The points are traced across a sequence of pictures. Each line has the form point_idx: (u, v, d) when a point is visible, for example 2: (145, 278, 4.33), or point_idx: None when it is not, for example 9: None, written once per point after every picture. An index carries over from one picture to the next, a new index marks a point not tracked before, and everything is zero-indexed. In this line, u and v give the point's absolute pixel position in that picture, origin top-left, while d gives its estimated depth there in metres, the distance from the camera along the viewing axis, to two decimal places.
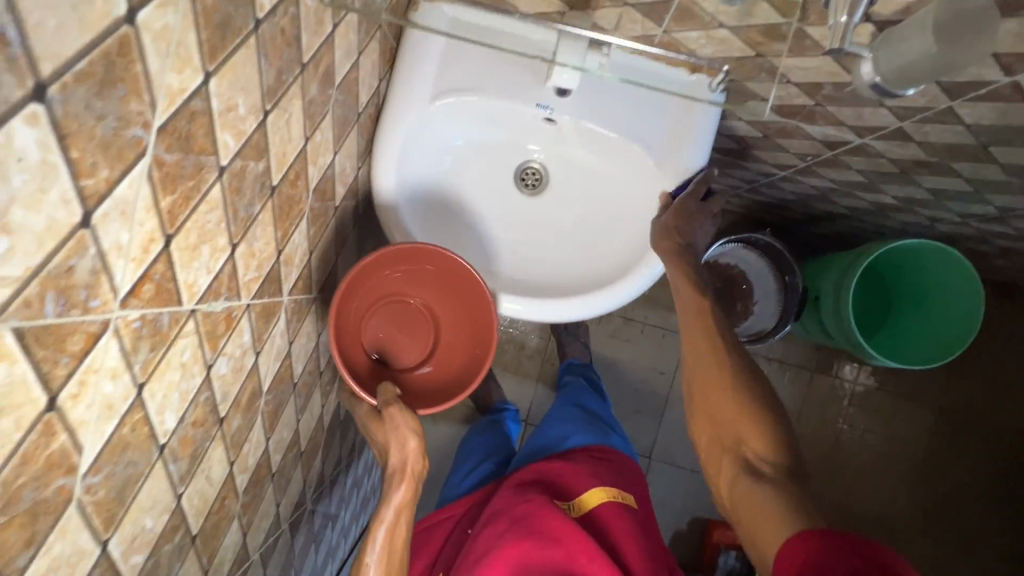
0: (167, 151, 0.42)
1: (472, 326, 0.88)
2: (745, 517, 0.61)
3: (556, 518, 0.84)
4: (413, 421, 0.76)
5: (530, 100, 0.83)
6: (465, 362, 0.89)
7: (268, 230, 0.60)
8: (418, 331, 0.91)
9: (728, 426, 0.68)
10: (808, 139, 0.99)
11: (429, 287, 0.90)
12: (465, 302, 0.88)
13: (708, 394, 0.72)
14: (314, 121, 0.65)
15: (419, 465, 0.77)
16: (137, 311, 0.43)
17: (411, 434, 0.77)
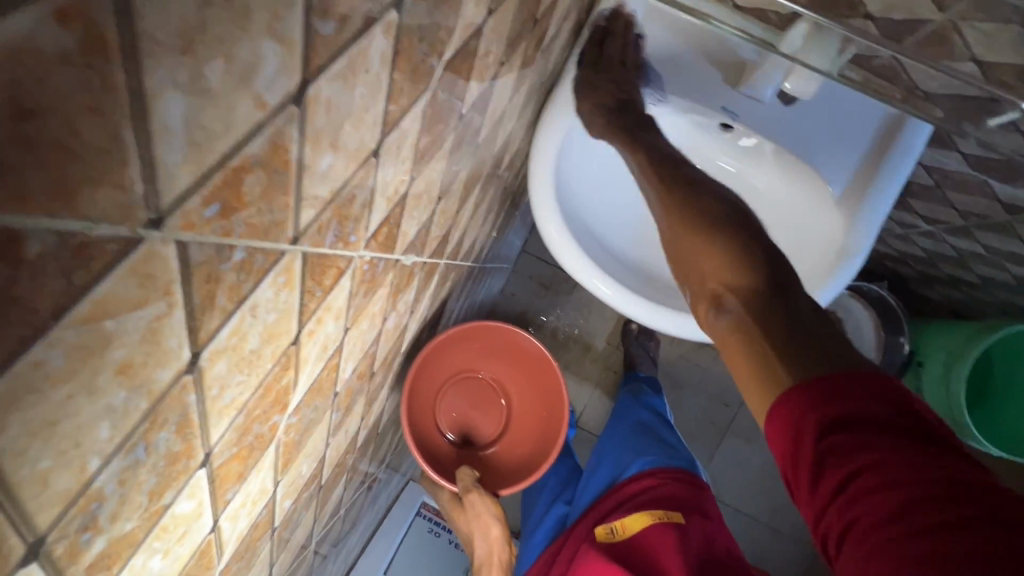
0: (442, 89, 0.38)
1: (540, 398, 1.06)
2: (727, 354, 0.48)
3: (595, 563, 0.91)
4: (494, 508, 0.93)
5: (717, 103, 0.77)
6: (535, 431, 1.06)
7: (459, 188, 0.57)
8: (489, 406, 1.07)
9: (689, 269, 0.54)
10: (987, 197, 0.91)
11: (499, 364, 1.08)
12: (533, 376, 1.07)
13: (681, 246, 0.55)
14: (519, 82, 0.61)
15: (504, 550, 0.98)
16: (370, 254, 0.40)
17: (492, 519, 0.94)
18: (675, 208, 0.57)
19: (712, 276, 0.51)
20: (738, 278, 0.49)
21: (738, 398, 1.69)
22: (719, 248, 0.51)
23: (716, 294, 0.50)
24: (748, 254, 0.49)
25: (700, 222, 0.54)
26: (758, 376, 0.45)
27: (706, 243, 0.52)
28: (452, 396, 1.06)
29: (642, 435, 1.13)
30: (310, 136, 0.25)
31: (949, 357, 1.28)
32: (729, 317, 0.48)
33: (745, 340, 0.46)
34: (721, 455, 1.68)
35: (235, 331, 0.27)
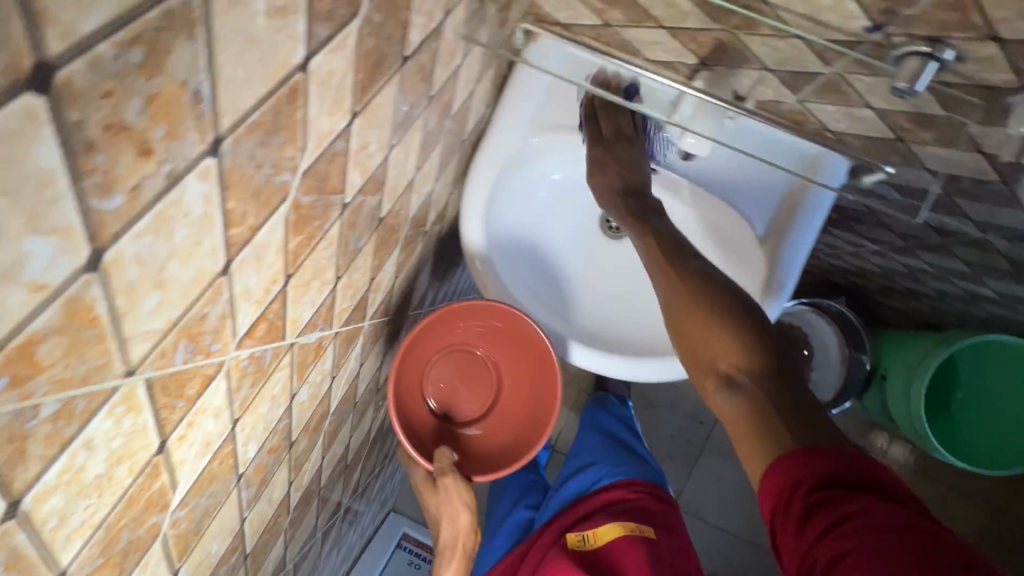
0: (305, 193, 0.40)
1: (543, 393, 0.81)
2: (741, 440, 0.51)
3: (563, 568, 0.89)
4: (466, 493, 0.73)
5: (637, 147, 0.81)
6: (530, 425, 0.81)
7: (367, 260, 0.58)
8: (480, 384, 0.84)
9: (696, 346, 0.58)
10: (918, 223, 0.93)
11: (497, 340, 0.84)
12: (533, 362, 0.82)
13: (683, 320, 0.59)
14: (427, 151, 0.63)
15: (470, 541, 0.77)
16: (248, 351, 0.42)
17: (462, 507, 0.73)
18: (697, 294, 0.59)
19: (721, 354, 0.55)
20: (734, 358, 0.54)
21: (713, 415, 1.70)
22: (727, 320, 0.56)
23: (723, 368, 0.55)
24: (751, 334, 0.55)
25: (701, 296, 0.59)
26: (761, 444, 0.49)
27: (710, 310, 0.58)
28: (441, 367, 0.83)
29: (615, 450, 1.15)
30: (121, 289, 0.27)
31: (908, 370, 1.28)
32: (735, 391, 0.53)
33: (748, 411, 0.51)
34: (699, 473, 1.69)
35: (66, 468, 0.28)
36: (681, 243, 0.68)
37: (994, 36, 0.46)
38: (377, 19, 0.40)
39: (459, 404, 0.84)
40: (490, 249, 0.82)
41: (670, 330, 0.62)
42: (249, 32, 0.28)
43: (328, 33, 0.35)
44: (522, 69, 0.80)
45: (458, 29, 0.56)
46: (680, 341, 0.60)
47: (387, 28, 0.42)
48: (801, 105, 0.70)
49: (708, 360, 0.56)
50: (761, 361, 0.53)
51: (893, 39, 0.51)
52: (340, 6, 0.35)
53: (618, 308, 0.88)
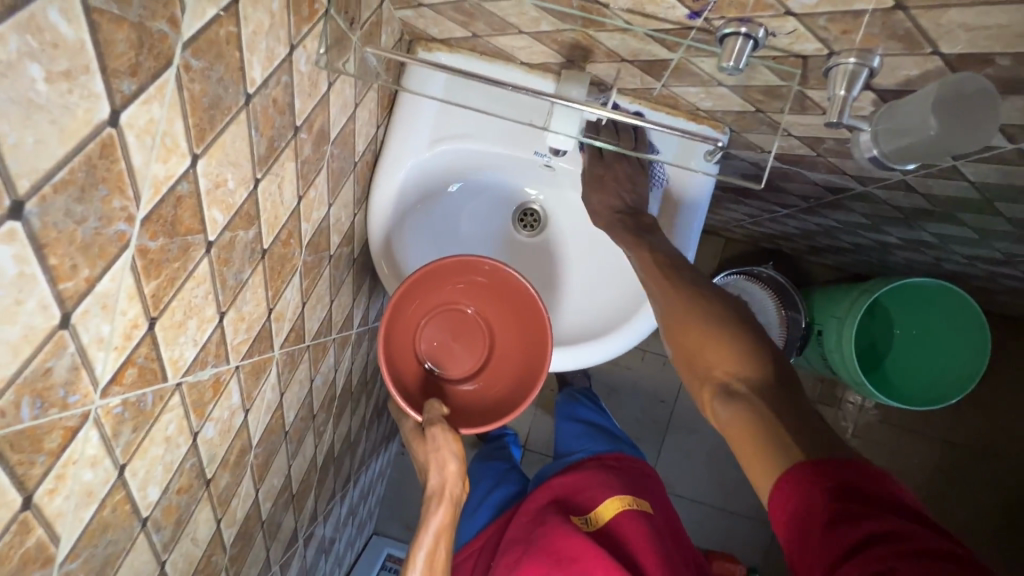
0: (152, 239, 0.42)
1: (527, 339, 0.87)
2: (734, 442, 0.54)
3: (571, 538, 0.89)
4: (456, 444, 0.77)
5: (528, 147, 0.84)
6: (520, 371, 0.88)
7: (258, 292, 0.60)
8: (472, 340, 0.91)
9: (697, 357, 0.62)
10: (810, 184, 0.98)
11: (482, 296, 0.90)
12: (516, 312, 0.88)
13: (690, 336, 0.63)
14: (309, 178, 0.65)
15: (457, 488, 0.78)
16: (119, 397, 0.43)
17: (452, 457, 0.76)
18: (698, 312, 0.64)
19: (720, 366, 0.59)
20: (734, 370, 0.58)
21: (673, 392, 1.74)
22: (717, 330, 0.61)
23: (721, 376, 0.58)
24: (746, 345, 0.59)
25: (702, 313, 0.63)
26: (760, 450, 0.51)
27: (703, 325, 0.62)
28: (433, 329, 0.90)
29: (599, 436, 1.23)
30: None
31: (838, 322, 1.34)
32: (734, 398, 0.56)
33: (748, 417, 0.53)
34: (668, 450, 1.74)
35: None
36: (678, 265, 0.73)
37: (791, 12, 0.50)
38: (198, 66, 0.42)
39: (455, 360, 0.91)
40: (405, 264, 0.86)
41: (673, 346, 0.66)
42: (28, 98, 0.30)
43: (136, 86, 0.36)
44: (402, 94, 0.81)
45: (315, 60, 0.59)
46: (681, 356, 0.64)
47: (215, 71, 0.44)
48: (668, 90, 0.74)
49: (707, 371, 0.60)
50: (760, 372, 0.57)
51: (714, 22, 0.55)
52: (144, 58, 0.36)
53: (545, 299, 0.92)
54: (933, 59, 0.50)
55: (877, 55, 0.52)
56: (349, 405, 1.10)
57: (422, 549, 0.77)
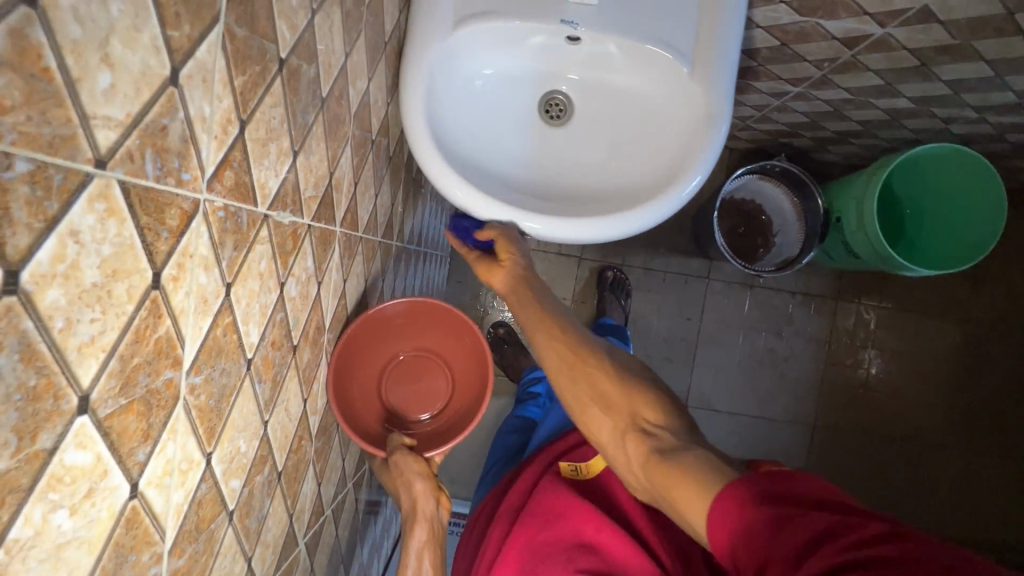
0: (237, 24, 0.40)
1: (472, 346, 0.87)
2: (661, 485, 0.61)
3: (559, 497, 0.81)
4: (418, 465, 0.77)
5: (555, 17, 0.80)
6: (482, 375, 0.87)
7: (321, 146, 0.58)
8: (429, 378, 0.90)
9: (621, 406, 0.71)
10: (826, 40, 0.98)
11: (426, 333, 0.90)
12: (453, 328, 0.89)
13: (601, 387, 0.73)
14: (352, 37, 0.63)
15: (430, 505, 0.78)
16: (221, 199, 0.41)
17: (417, 477, 0.77)
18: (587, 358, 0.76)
19: (640, 413, 0.69)
20: (643, 416, 0.69)
21: (698, 309, 1.74)
22: (626, 390, 0.72)
23: (643, 425, 0.68)
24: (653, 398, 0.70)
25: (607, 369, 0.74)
26: (681, 474, 0.58)
27: (616, 383, 0.73)
28: (390, 387, 0.89)
29: None
30: (67, 48, 0.26)
31: (857, 203, 1.34)
32: (660, 450, 0.63)
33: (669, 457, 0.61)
34: (700, 368, 1.75)
35: (60, 257, 0.27)
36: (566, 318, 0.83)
37: None
38: None
39: (427, 396, 0.90)
40: (417, 131, 0.80)
41: (582, 398, 0.75)
42: None
43: None
44: None
45: None
46: (593, 417, 0.73)
47: None
48: None
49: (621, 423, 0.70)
50: (672, 418, 0.68)
51: None
52: None
53: (571, 186, 0.88)
54: None
55: None
56: None
57: (407, 569, 0.78)
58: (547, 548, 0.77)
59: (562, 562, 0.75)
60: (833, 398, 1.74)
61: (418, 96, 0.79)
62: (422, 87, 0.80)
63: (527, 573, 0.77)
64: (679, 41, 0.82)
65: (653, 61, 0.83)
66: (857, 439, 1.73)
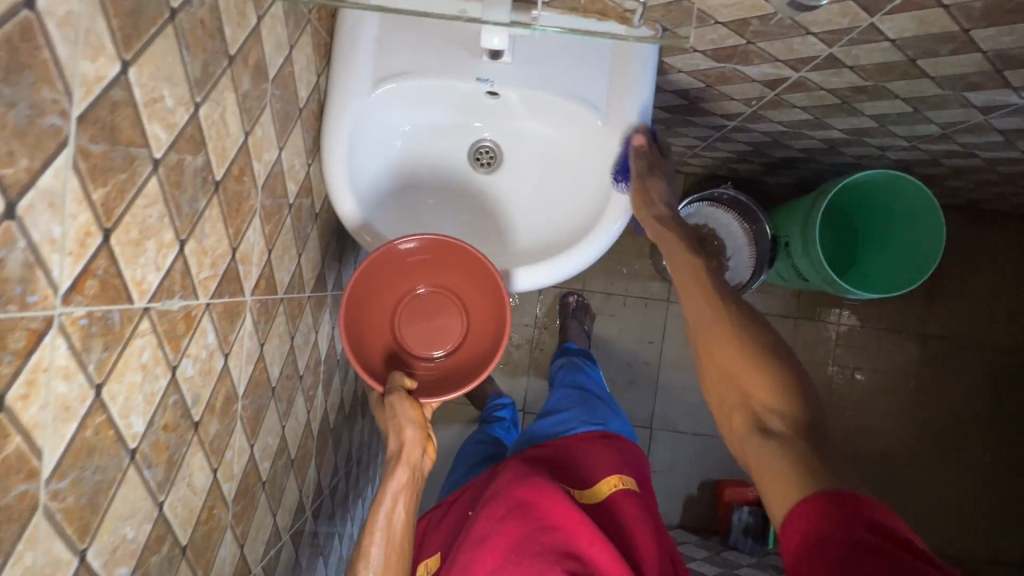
0: (92, 141, 0.41)
1: (486, 297, 0.90)
2: (756, 466, 0.64)
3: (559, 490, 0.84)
4: (412, 412, 0.81)
5: (469, 74, 0.83)
6: (495, 325, 0.90)
7: (217, 226, 0.59)
8: (444, 315, 0.94)
9: (738, 381, 0.71)
10: (747, 82, 1.01)
11: (442, 272, 0.93)
12: (467, 272, 0.90)
13: (722, 358, 0.73)
14: (252, 115, 0.65)
15: (418, 457, 0.82)
16: (83, 308, 0.42)
17: (410, 424, 0.81)
18: (711, 326, 0.75)
19: (757, 395, 0.69)
20: (762, 400, 0.69)
21: (658, 332, 1.76)
22: (747, 363, 0.71)
23: (756, 407, 0.69)
24: (775, 373, 0.69)
25: (735, 340, 0.73)
26: (785, 477, 0.60)
27: (738, 356, 0.72)
28: (407, 320, 0.94)
29: (586, 399, 1.20)
30: None
31: (801, 228, 1.37)
32: (769, 431, 0.66)
33: (780, 449, 0.62)
34: (663, 391, 1.77)
35: None
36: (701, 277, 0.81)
37: None
38: None
39: (440, 334, 0.95)
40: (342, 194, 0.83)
41: (706, 354, 0.76)
42: None
43: None
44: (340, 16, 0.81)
45: None
46: (715, 391, 0.74)
47: None
48: None
49: (735, 398, 0.71)
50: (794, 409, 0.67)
51: None
52: None
53: (504, 229, 0.93)
54: None
55: None
56: (338, 375, 1.08)
57: (383, 504, 0.81)
58: (540, 547, 0.79)
59: (550, 562, 0.77)
60: None
61: (337, 157, 0.82)
62: (343, 149, 0.82)
63: (512, 563, 0.79)
64: (591, 94, 0.84)
65: (567, 112, 0.85)
66: None
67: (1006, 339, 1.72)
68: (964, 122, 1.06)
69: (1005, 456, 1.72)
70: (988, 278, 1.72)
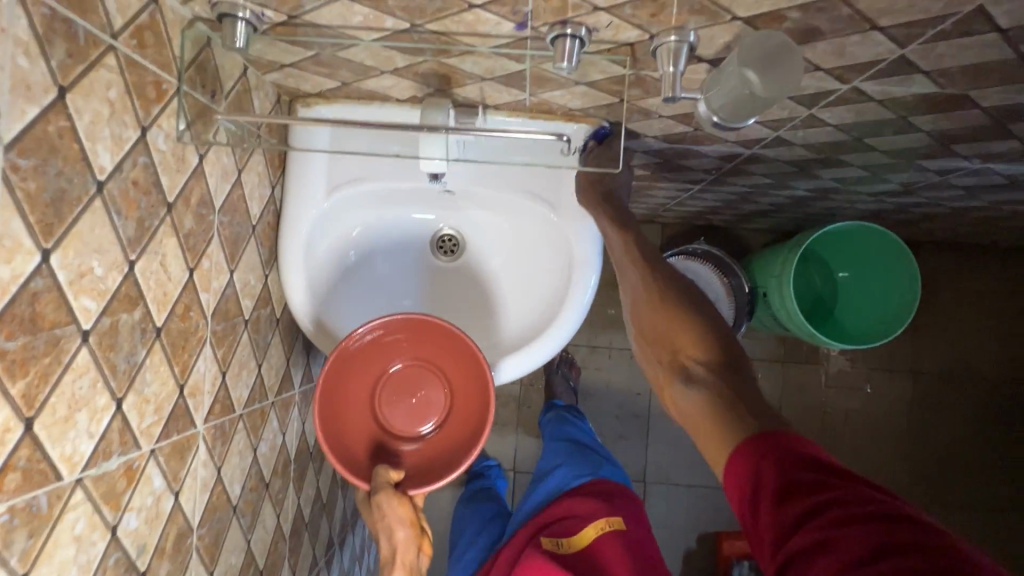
0: (9, 339, 0.42)
1: (469, 362, 0.81)
2: (686, 421, 0.58)
3: None
4: (401, 509, 0.73)
5: (422, 176, 0.85)
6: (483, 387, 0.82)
7: (161, 370, 0.60)
8: (428, 389, 0.86)
9: (665, 340, 0.65)
10: (704, 157, 1.02)
11: (414, 345, 0.85)
12: (440, 337, 0.82)
13: (652, 319, 0.68)
14: (197, 250, 0.65)
15: (410, 551, 0.76)
16: (3, 505, 0.42)
17: (400, 524, 0.74)
18: (652, 295, 0.70)
19: (683, 349, 0.63)
20: (687, 354, 0.62)
21: (646, 383, 1.75)
22: (674, 321, 0.65)
23: (683, 361, 0.62)
24: (707, 332, 0.63)
25: (664, 303, 0.68)
26: (713, 427, 0.54)
27: (668, 315, 0.67)
28: (386, 406, 0.85)
29: (580, 452, 1.14)
30: None
31: (777, 281, 1.37)
32: (696, 379, 0.59)
33: (704, 401, 0.56)
34: (654, 443, 1.74)
35: None
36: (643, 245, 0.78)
37: (599, 9, 0.56)
38: (26, 164, 0.43)
39: (425, 410, 0.86)
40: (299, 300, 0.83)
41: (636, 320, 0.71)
42: None
43: None
44: (289, 154, 0.83)
45: (176, 136, 0.60)
46: (645, 348, 0.68)
47: (52, 166, 0.45)
48: (537, 99, 0.78)
49: (663, 354, 0.65)
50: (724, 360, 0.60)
51: (541, 30, 0.60)
52: None
53: (469, 316, 0.94)
54: (735, 24, 0.55)
55: (692, 31, 0.57)
56: (311, 466, 1.07)
57: None
58: None
59: None
60: None
61: (296, 264, 0.83)
62: (301, 255, 0.83)
63: None
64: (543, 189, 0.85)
65: (522, 206, 0.86)
66: None
67: (995, 369, 1.71)
68: (924, 181, 1.07)
69: (1000, 493, 1.71)
70: (971, 309, 1.71)
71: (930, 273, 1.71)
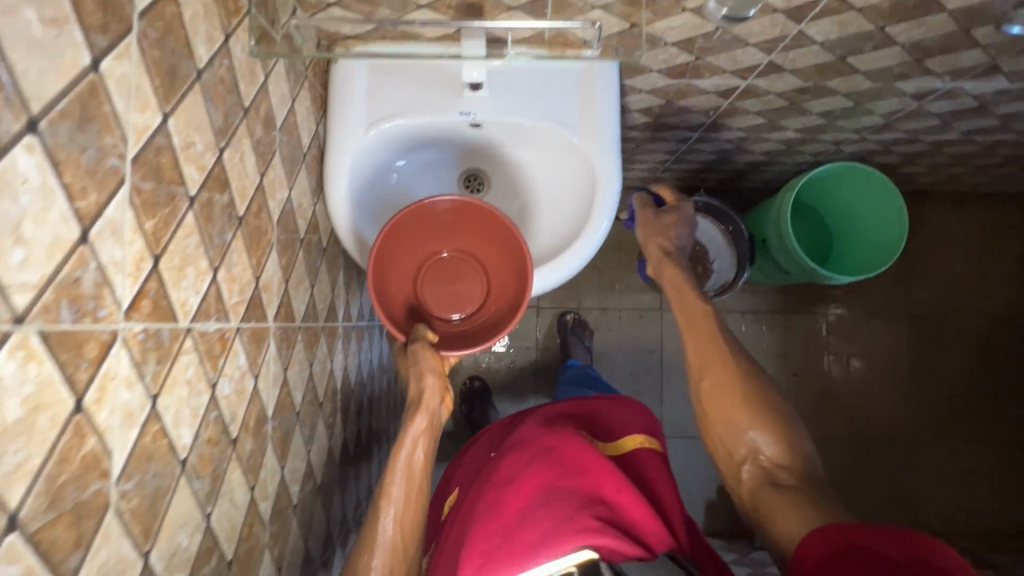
0: (143, 180, 0.48)
1: (509, 255, 0.91)
2: (766, 515, 0.71)
3: (586, 453, 0.80)
4: (433, 361, 0.82)
5: (452, 109, 0.92)
6: (517, 283, 0.91)
7: (243, 257, 0.66)
8: (466, 277, 0.96)
9: (739, 430, 0.78)
10: (703, 94, 1.11)
11: (461, 236, 0.94)
12: (488, 231, 0.91)
13: (723, 409, 0.81)
14: (265, 159, 0.72)
15: (438, 399, 0.82)
16: (140, 324, 0.48)
17: (430, 372, 0.81)
18: (728, 388, 0.81)
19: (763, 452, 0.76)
20: (766, 455, 0.76)
21: (656, 340, 1.82)
22: (750, 416, 0.78)
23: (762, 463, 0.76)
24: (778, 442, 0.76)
25: (741, 395, 0.80)
26: (798, 519, 0.67)
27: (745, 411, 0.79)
28: (427, 284, 0.95)
29: None
30: None
31: (774, 223, 1.45)
32: (781, 487, 0.72)
33: (792, 502, 0.69)
34: (668, 399, 1.80)
35: None
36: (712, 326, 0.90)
37: None
38: (152, 35, 0.50)
39: (461, 297, 0.95)
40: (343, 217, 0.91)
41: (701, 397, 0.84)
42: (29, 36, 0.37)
43: (107, 42, 0.44)
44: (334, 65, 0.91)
45: (249, 50, 0.68)
46: (717, 439, 0.81)
47: (168, 43, 0.52)
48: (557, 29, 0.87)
49: (738, 451, 0.78)
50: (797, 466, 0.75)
51: None
52: (111, 21, 0.44)
53: None
54: None
55: None
56: (353, 405, 1.12)
57: (402, 449, 0.79)
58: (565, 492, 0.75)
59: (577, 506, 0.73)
60: (803, 406, 1.80)
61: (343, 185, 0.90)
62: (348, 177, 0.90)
63: (538, 507, 0.73)
64: (563, 118, 0.93)
65: (546, 133, 0.94)
66: (834, 446, 1.77)
67: (983, 311, 1.81)
68: (903, 110, 1.17)
69: (1000, 428, 1.78)
70: (955, 252, 1.82)
71: (914, 221, 1.81)
